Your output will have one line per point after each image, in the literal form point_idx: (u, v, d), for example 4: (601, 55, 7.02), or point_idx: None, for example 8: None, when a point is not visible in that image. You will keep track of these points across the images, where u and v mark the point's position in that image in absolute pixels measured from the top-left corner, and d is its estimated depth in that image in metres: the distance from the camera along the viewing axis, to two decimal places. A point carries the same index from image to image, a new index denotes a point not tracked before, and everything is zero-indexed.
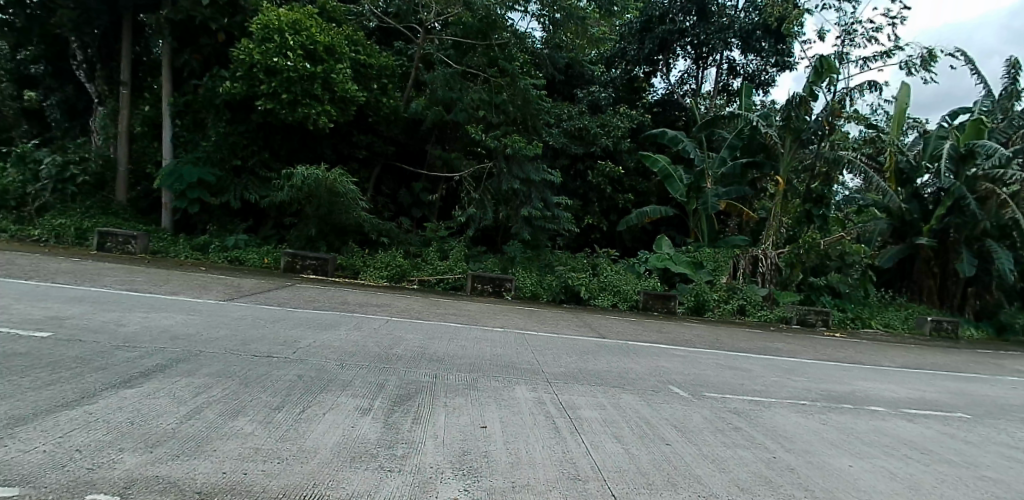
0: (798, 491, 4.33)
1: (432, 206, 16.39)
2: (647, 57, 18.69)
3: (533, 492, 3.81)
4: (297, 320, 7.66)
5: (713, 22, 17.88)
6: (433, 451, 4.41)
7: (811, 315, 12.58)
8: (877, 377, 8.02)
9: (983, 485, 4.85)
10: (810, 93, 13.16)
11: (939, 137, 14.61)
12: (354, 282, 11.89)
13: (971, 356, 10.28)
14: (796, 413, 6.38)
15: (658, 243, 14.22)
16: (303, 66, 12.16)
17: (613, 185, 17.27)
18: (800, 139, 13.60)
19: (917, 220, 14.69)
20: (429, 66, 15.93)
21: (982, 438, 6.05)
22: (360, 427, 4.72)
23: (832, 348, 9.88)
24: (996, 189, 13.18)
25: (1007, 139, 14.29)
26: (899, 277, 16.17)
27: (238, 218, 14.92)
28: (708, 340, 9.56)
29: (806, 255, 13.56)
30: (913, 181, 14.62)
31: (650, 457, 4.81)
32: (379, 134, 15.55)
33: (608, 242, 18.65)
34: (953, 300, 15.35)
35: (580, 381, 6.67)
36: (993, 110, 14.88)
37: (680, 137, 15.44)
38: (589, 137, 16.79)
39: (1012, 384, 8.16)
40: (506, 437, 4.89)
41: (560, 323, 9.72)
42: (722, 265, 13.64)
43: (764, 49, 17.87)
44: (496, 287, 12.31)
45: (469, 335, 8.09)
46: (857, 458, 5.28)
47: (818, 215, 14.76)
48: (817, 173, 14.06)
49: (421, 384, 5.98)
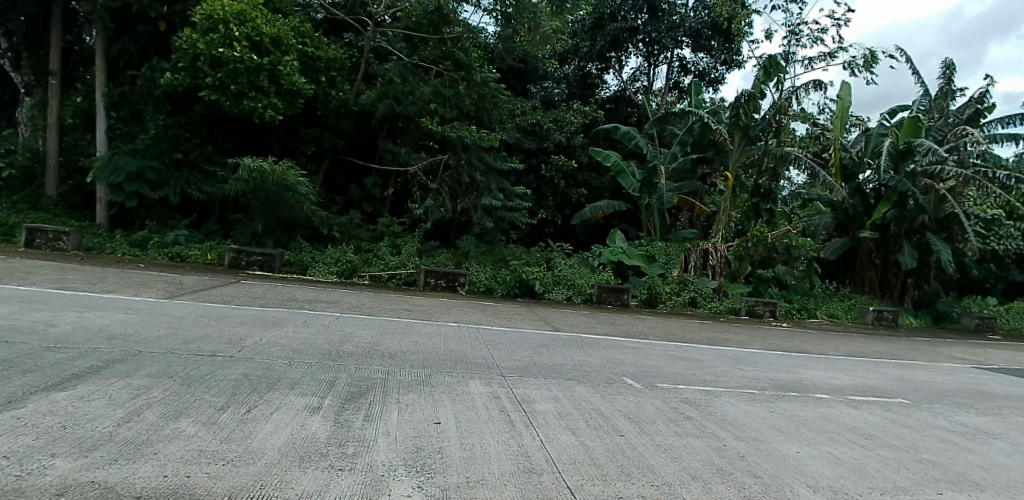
0: (748, 478, 4.43)
1: (386, 201, 16.35)
2: (599, 54, 18.93)
3: (488, 487, 3.78)
4: (242, 318, 7.43)
5: (664, 20, 18.19)
6: (385, 448, 4.35)
7: (759, 307, 12.89)
8: (821, 366, 8.25)
9: (924, 468, 5.03)
10: (759, 91, 13.49)
11: (880, 134, 14.88)
12: (302, 278, 11.60)
13: (909, 343, 10.75)
14: (745, 401, 6.54)
15: (611, 237, 14.41)
16: (249, 58, 11.88)
17: (568, 180, 17.60)
18: (748, 136, 13.96)
19: (861, 215, 15.15)
20: (381, 58, 15.84)
21: (922, 423, 6.31)
22: (309, 426, 4.63)
23: (781, 338, 10.14)
24: (934, 184, 13.93)
25: (943, 138, 14.91)
26: (842, 269, 16.74)
27: (180, 214, 14.45)
28: (661, 332, 9.71)
29: (754, 249, 13.94)
30: (855, 176, 14.90)
31: (604, 448, 4.85)
32: (329, 128, 15.25)
33: (561, 236, 19.21)
34: (894, 291, 15.97)
35: (534, 374, 6.69)
36: (930, 109, 15.50)
37: (632, 133, 15.33)
38: (543, 132, 17.10)
39: (948, 370, 8.52)
40: (459, 432, 4.88)
41: (514, 318, 9.69)
42: (674, 258, 13.91)
43: (714, 47, 18.46)
44: (450, 282, 12.19)
45: (422, 330, 7.99)
46: (804, 444, 5.44)
47: (765, 209, 14.97)
48: (764, 169, 14.54)
49: (373, 381, 5.91)
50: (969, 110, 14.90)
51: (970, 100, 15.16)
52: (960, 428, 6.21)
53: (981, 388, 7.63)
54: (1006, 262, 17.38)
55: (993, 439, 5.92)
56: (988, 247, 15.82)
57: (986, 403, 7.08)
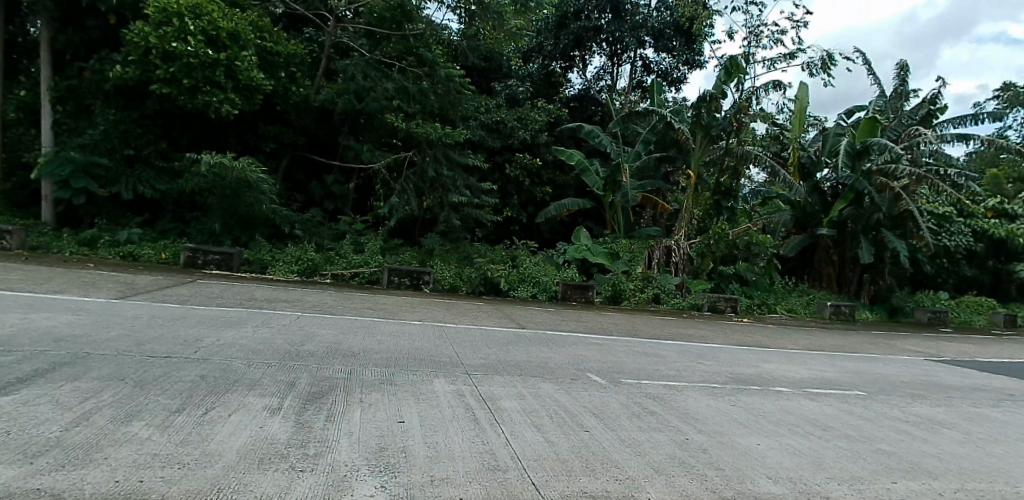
0: (710, 471, 4.50)
1: (348, 197, 16.26)
2: (563, 52, 19.07)
3: (452, 485, 3.77)
4: (199, 318, 7.27)
5: (626, 20, 18.60)
6: (347, 448, 4.30)
7: (720, 303, 13.14)
8: (780, 360, 8.43)
9: (880, 458, 5.17)
10: (720, 91, 13.67)
11: (837, 134, 15.30)
12: (261, 277, 11.39)
13: (864, 337, 11.09)
14: (707, 395, 6.64)
15: (575, 235, 14.61)
16: (205, 52, 11.61)
17: (533, 179, 17.64)
18: (710, 135, 14.10)
19: (818, 212, 15.57)
20: (342, 54, 15.88)
21: (878, 414, 6.50)
22: (269, 427, 4.55)
23: (742, 333, 10.35)
24: (889, 182, 14.34)
25: (898, 137, 15.40)
26: (802, 265, 17.17)
27: (132, 212, 14.17)
28: (625, 328, 9.83)
29: (716, 245, 13.89)
30: (813, 175, 15.32)
31: (569, 444, 4.88)
32: (288, 124, 15.12)
33: (527, 235, 18.97)
34: (850, 286, 16.49)
35: (500, 372, 6.69)
36: (886, 109, 15.93)
37: (596, 131, 15.54)
38: (507, 130, 17.13)
39: (902, 362, 8.80)
40: (424, 430, 4.86)
41: (480, 315, 9.71)
42: (637, 256, 14.10)
43: (675, 48, 18.91)
44: (414, 280, 12.12)
45: (386, 329, 7.91)
46: (764, 437, 5.55)
47: (726, 207, 15.08)
48: (726, 167, 14.51)
49: (335, 380, 5.84)
50: (922, 110, 15.46)
51: (923, 101, 15.73)
52: (915, 418, 6.42)
53: (932, 379, 7.90)
54: (957, 258, 18.00)
55: (945, 429, 6.13)
56: (940, 244, 16.40)
57: (937, 393, 7.33)
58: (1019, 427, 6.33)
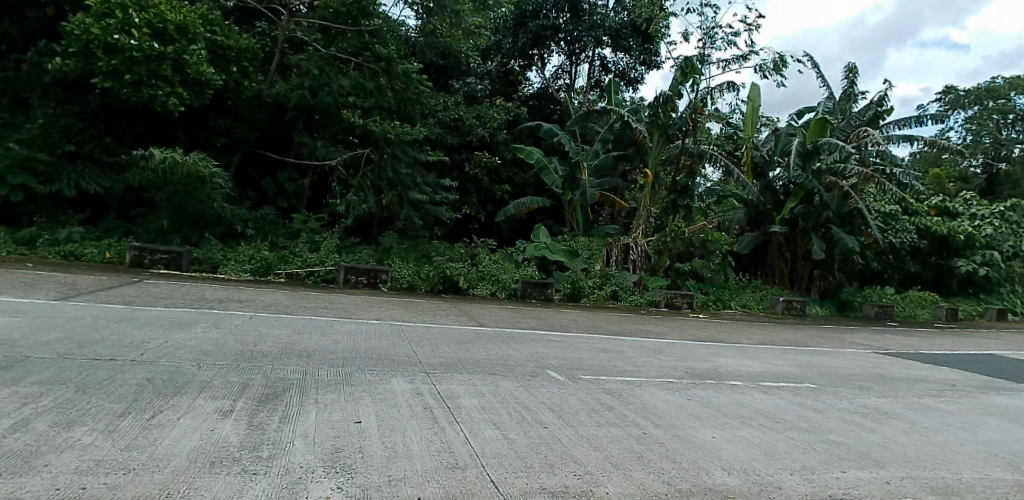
0: (666, 463, 4.59)
1: (302, 195, 16.04)
2: (522, 50, 19.07)
3: (411, 484, 3.74)
4: (145, 319, 7.06)
5: (585, 19, 18.61)
6: (302, 450, 4.23)
7: (677, 298, 13.45)
8: (735, 354, 8.63)
9: (829, 448, 5.35)
10: (675, 92, 13.94)
11: (789, 134, 15.66)
12: (212, 276, 11.15)
13: (815, 331, 11.46)
14: (664, 390, 6.75)
15: (535, 233, 14.57)
16: (149, 46, 11.28)
17: (491, 177, 17.89)
18: (666, 135, 14.34)
19: (771, 210, 16.14)
20: (297, 48, 15.57)
21: (827, 405, 6.73)
22: (220, 430, 4.44)
23: (698, 329, 10.58)
24: (838, 181, 14.96)
25: (846, 137, 15.77)
26: (755, 262, 17.44)
27: (73, 209, 13.71)
28: (584, 325, 9.91)
29: (672, 243, 14.40)
30: (766, 174, 15.83)
31: (528, 441, 4.89)
32: (241, 118, 14.84)
33: (486, 232, 19.26)
34: (801, 281, 16.85)
35: (458, 370, 6.68)
36: (835, 110, 16.30)
37: (554, 129, 15.65)
38: (466, 128, 17.29)
39: (851, 356, 9.11)
40: (382, 430, 4.82)
41: (438, 313, 9.69)
42: (596, 253, 14.50)
43: (632, 48, 19.02)
44: (371, 279, 12.01)
45: (342, 329, 7.80)
46: (719, 430, 5.66)
47: (682, 204, 15.29)
48: (681, 166, 14.96)
49: (290, 381, 5.75)
50: (869, 111, 15.94)
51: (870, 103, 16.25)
52: (864, 409, 6.65)
53: (880, 372, 8.20)
54: (903, 254, 18.70)
55: (891, 419, 6.37)
56: (887, 240, 16.95)
57: (883, 385, 7.61)
58: (958, 416, 6.62)
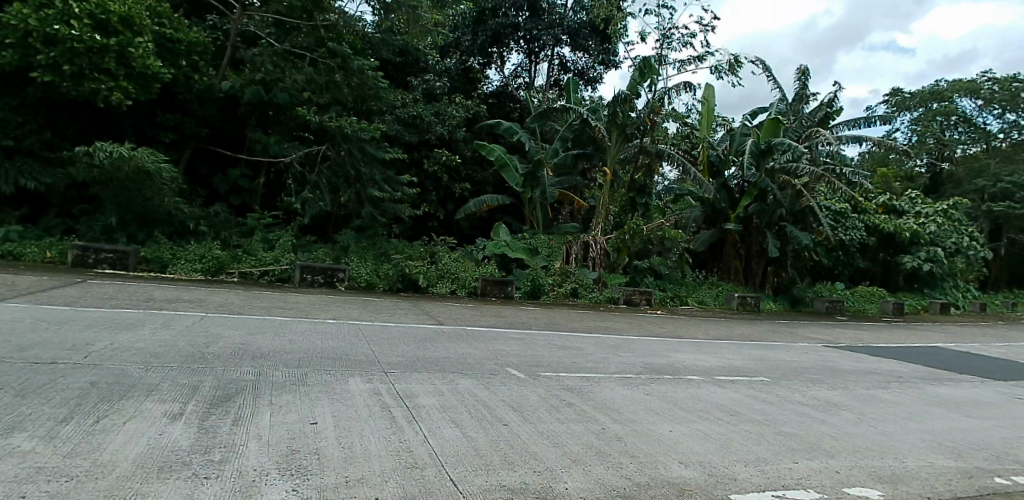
0: (625, 458, 4.65)
1: (256, 192, 15.78)
2: (481, 48, 19.29)
3: (368, 484, 3.68)
4: (89, 321, 6.83)
5: (544, 18, 19.09)
6: (256, 453, 4.12)
7: (635, 296, 13.57)
8: (692, 349, 8.80)
9: (781, 439, 5.51)
10: (634, 91, 14.23)
11: (743, 134, 16.03)
12: (161, 276, 10.85)
13: (770, 326, 11.80)
14: (622, 385, 6.85)
15: (495, 230, 14.74)
16: (91, 37, 10.92)
17: (450, 175, 17.96)
18: (625, 134, 14.82)
19: (726, 208, 16.37)
20: (250, 42, 15.33)
21: (780, 398, 6.92)
22: (169, 434, 4.30)
23: (657, 325, 10.77)
24: (790, 180, 15.28)
25: (798, 137, 16.18)
26: (711, 259, 17.72)
27: (10, 206, 13.14)
28: (543, 322, 9.98)
29: (631, 241, 14.45)
30: (722, 172, 16.10)
31: (487, 439, 4.88)
32: (191, 114, 14.60)
33: (446, 230, 19.23)
34: (755, 278, 17.29)
35: (417, 369, 6.65)
36: (787, 111, 16.70)
37: (514, 127, 15.76)
38: (424, 125, 17.27)
39: (802, 349, 9.40)
40: (338, 432, 4.75)
41: (397, 312, 9.64)
42: (556, 251, 14.36)
43: (591, 47, 19.61)
44: (328, 278, 11.79)
45: (297, 329, 7.68)
46: (677, 423, 5.78)
47: (641, 203, 15.77)
48: (640, 164, 15.20)
49: (243, 383, 5.62)
50: (820, 113, 16.37)
51: (820, 104, 16.69)
52: (814, 401, 6.88)
53: (830, 364, 8.48)
54: (852, 250, 19.33)
55: (841, 411, 6.58)
56: (838, 237, 17.71)
57: (834, 377, 7.87)
58: (903, 406, 6.89)
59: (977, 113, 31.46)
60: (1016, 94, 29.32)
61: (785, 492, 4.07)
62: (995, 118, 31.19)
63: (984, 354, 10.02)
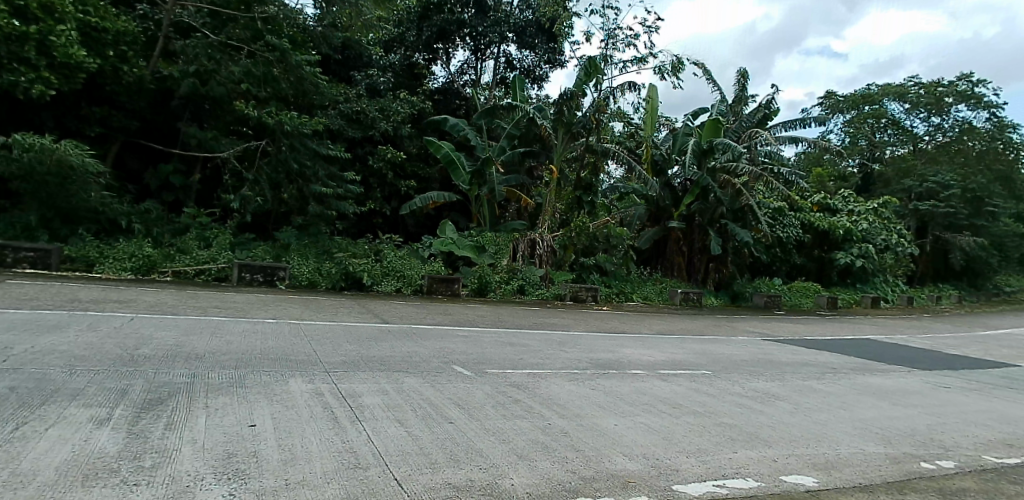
0: (571, 453, 4.69)
1: (191, 189, 15.10)
2: (425, 44, 19.28)
3: (310, 486, 3.47)
4: (7, 323, 6.51)
5: (490, 15, 19.01)
6: (190, 457, 3.87)
7: (582, 292, 14.00)
8: (637, 344, 8.99)
9: (721, 430, 5.68)
10: (580, 90, 14.44)
11: (686, 134, 16.72)
12: (88, 276, 10.37)
13: (711, 320, 12.17)
14: (569, 381, 6.93)
15: (441, 227, 14.51)
16: (10, 24, 10.38)
17: (396, 171, 18.02)
18: (571, 132, 15.11)
19: (669, 206, 16.88)
20: (183, 34, 14.81)
21: (721, 390, 7.12)
22: (95, 440, 4.05)
23: (604, 321, 10.98)
24: (731, 179, 16.02)
25: (738, 137, 16.88)
26: (655, 256, 18.09)
27: None
28: (490, 319, 10.03)
29: (577, 238, 14.64)
30: (665, 171, 16.59)
31: (433, 437, 4.82)
32: (119, 107, 13.99)
33: (391, 228, 19.29)
34: (698, 274, 17.76)
35: (362, 368, 6.57)
36: (727, 112, 17.35)
37: (461, 124, 15.79)
38: (368, 121, 17.32)
39: (742, 342, 9.74)
40: (277, 434, 4.58)
41: (341, 311, 9.50)
42: (502, 248, 14.37)
43: (537, 46, 19.74)
44: (268, 277, 11.55)
45: (235, 329, 7.50)
46: (622, 417, 5.89)
47: (588, 201, 15.77)
48: (586, 163, 15.68)
49: (175, 386, 5.41)
50: (758, 114, 17.00)
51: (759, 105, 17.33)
52: (753, 392, 7.12)
53: (768, 357, 8.80)
54: (789, 247, 20.08)
55: (778, 401, 6.84)
56: (776, 234, 18.75)
57: (771, 369, 8.16)
58: (837, 396, 7.20)
59: (904, 116, 33.23)
60: (939, 98, 31.22)
61: (724, 481, 4.20)
62: (921, 121, 33.14)
63: (910, 345, 10.63)
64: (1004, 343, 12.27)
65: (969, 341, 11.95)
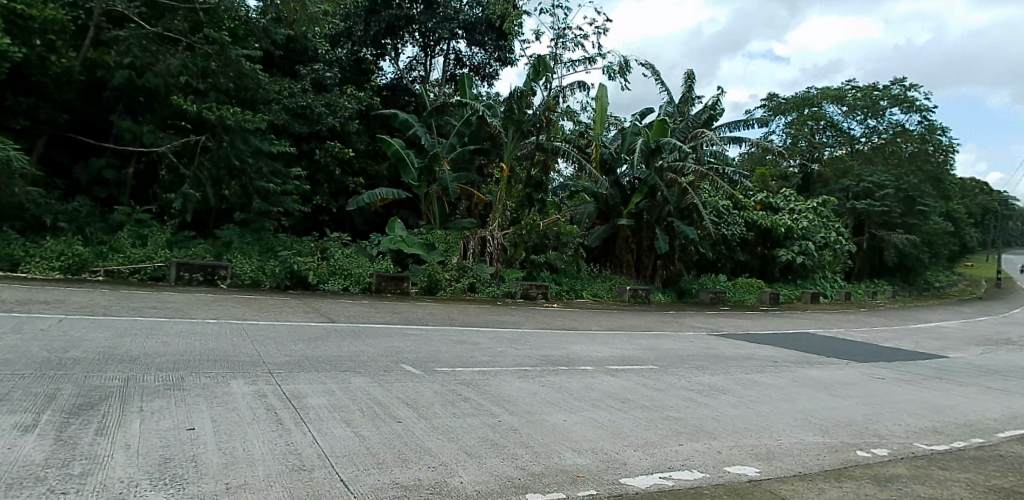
0: (520, 449, 4.73)
1: (125, 185, 14.62)
2: (373, 40, 19.36)
3: (250, 490, 3.24)
4: None
5: (439, 12, 19.12)
6: (123, 462, 3.62)
7: (532, 289, 14.06)
8: (587, 341, 9.12)
9: (667, 423, 5.82)
10: (529, 89, 14.39)
11: (635, 133, 16.92)
12: (13, 276, 9.84)
13: (660, 316, 12.48)
14: (518, 378, 6.98)
15: (390, 226, 14.48)
16: None
17: (343, 168, 17.84)
18: (520, 129, 15.04)
19: (618, 204, 17.27)
20: (116, 24, 14.14)
21: (668, 384, 7.29)
22: (19, 447, 3.79)
23: (554, 317, 11.12)
24: (677, 178, 16.47)
25: (684, 137, 17.45)
26: (604, 254, 18.24)
27: None
28: (440, 317, 10.03)
29: (526, 235, 14.75)
30: (614, 169, 16.92)
31: (381, 437, 4.75)
32: (47, 98, 13.26)
33: (339, 225, 19.27)
34: (646, 270, 18.10)
35: (307, 368, 6.47)
36: (675, 112, 17.95)
37: (411, 121, 15.66)
38: (315, 117, 17.18)
39: (688, 337, 10.03)
40: (217, 436, 4.37)
41: (286, 310, 9.32)
42: (453, 246, 14.42)
43: (487, 43, 19.92)
44: (208, 276, 11.21)
45: (172, 329, 7.28)
46: (571, 413, 5.96)
47: (538, 198, 16.30)
48: (536, 161, 15.73)
49: (107, 390, 5.17)
50: (704, 115, 17.54)
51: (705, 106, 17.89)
52: (698, 386, 7.31)
53: (712, 351, 9.07)
54: (733, 245, 20.63)
55: (722, 394, 7.04)
56: (719, 231, 19.09)
57: (716, 363, 8.41)
58: (776, 388, 7.47)
59: (842, 118, 34.81)
60: (874, 101, 32.97)
61: (671, 474, 4.29)
62: (857, 123, 34.81)
63: (847, 338, 11.15)
64: (933, 335, 13.02)
65: (900, 334, 12.63)
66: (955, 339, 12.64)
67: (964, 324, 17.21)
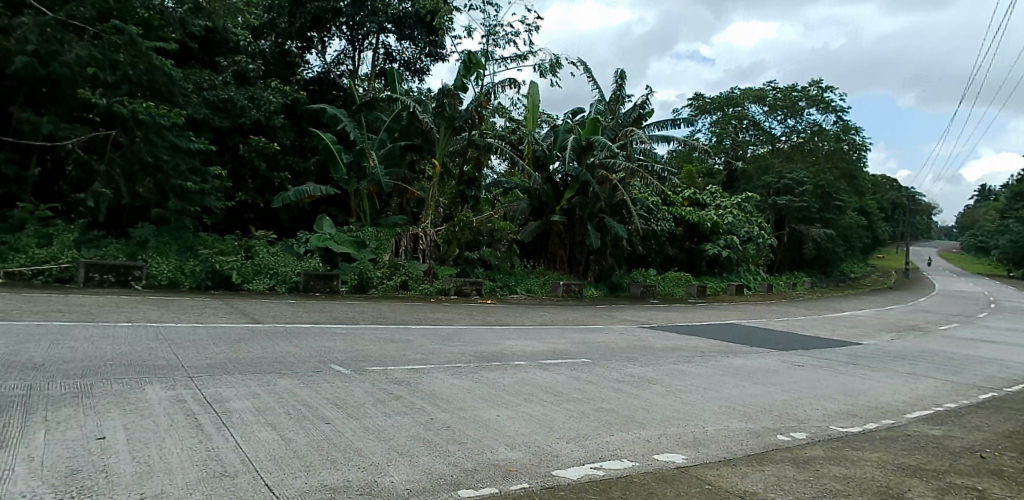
0: (452, 446, 4.75)
1: (27, 181, 13.69)
2: (298, 31, 19.04)
3: (168, 498, 3.08)
4: None
5: (367, 5, 18.97)
6: (27, 475, 3.38)
7: (466, 286, 14.19)
8: (518, 336, 9.23)
9: (600, 415, 5.95)
10: (458, 85, 14.40)
11: (567, 131, 17.20)
12: None
13: (593, 310, 12.81)
14: (451, 375, 7.00)
15: (318, 223, 14.21)
16: None
17: (268, 163, 17.47)
18: (453, 127, 14.95)
19: (550, 200, 17.51)
20: (14, 9, 13.00)
21: (599, 377, 7.47)
22: None
23: (489, 313, 11.23)
24: (609, 175, 17.01)
25: (615, 135, 18.25)
26: (538, 249, 18.58)
27: None
28: (371, 315, 9.95)
29: (459, 232, 14.99)
30: (546, 166, 17.21)
31: (309, 438, 4.66)
32: None
33: (265, 223, 18.81)
34: (579, 266, 18.37)
35: (229, 372, 6.25)
36: (606, 110, 18.52)
37: (339, 115, 15.38)
38: (237, 110, 16.82)
39: (618, 330, 10.32)
40: (134, 446, 4.15)
41: (210, 311, 9.01)
42: (385, 243, 14.21)
43: (417, 37, 19.99)
44: (121, 277, 10.69)
45: (81, 334, 6.91)
46: (505, 408, 6.02)
47: (471, 195, 16.79)
48: (468, 157, 15.83)
49: (7, 398, 4.85)
50: (635, 113, 18.18)
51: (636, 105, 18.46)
52: (630, 378, 7.51)
53: (641, 343, 9.37)
54: (663, 239, 21.27)
55: (652, 385, 7.27)
56: (650, 227, 19.78)
57: (646, 355, 8.67)
58: (702, 377, 7.78)
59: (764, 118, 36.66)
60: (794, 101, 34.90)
61: (602, 464, 4.41)
62: (779, 123, 36.76)
63: (766, 327, 11.76)
64: (847, 323, 13.92)
65: (816, 322, 13.44)
66: (867, 326, 13.58)
67: (875, 313, 18.55)
